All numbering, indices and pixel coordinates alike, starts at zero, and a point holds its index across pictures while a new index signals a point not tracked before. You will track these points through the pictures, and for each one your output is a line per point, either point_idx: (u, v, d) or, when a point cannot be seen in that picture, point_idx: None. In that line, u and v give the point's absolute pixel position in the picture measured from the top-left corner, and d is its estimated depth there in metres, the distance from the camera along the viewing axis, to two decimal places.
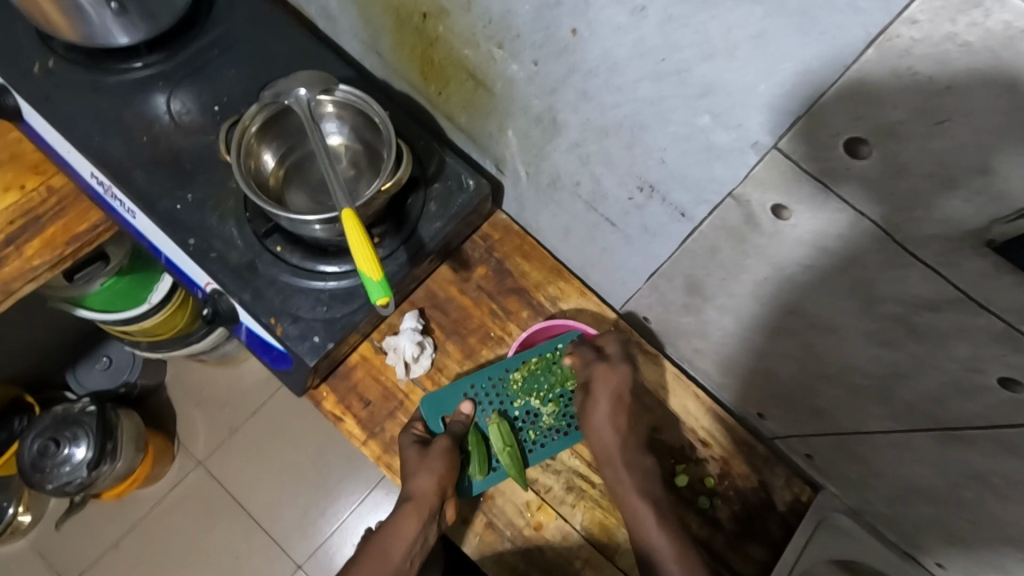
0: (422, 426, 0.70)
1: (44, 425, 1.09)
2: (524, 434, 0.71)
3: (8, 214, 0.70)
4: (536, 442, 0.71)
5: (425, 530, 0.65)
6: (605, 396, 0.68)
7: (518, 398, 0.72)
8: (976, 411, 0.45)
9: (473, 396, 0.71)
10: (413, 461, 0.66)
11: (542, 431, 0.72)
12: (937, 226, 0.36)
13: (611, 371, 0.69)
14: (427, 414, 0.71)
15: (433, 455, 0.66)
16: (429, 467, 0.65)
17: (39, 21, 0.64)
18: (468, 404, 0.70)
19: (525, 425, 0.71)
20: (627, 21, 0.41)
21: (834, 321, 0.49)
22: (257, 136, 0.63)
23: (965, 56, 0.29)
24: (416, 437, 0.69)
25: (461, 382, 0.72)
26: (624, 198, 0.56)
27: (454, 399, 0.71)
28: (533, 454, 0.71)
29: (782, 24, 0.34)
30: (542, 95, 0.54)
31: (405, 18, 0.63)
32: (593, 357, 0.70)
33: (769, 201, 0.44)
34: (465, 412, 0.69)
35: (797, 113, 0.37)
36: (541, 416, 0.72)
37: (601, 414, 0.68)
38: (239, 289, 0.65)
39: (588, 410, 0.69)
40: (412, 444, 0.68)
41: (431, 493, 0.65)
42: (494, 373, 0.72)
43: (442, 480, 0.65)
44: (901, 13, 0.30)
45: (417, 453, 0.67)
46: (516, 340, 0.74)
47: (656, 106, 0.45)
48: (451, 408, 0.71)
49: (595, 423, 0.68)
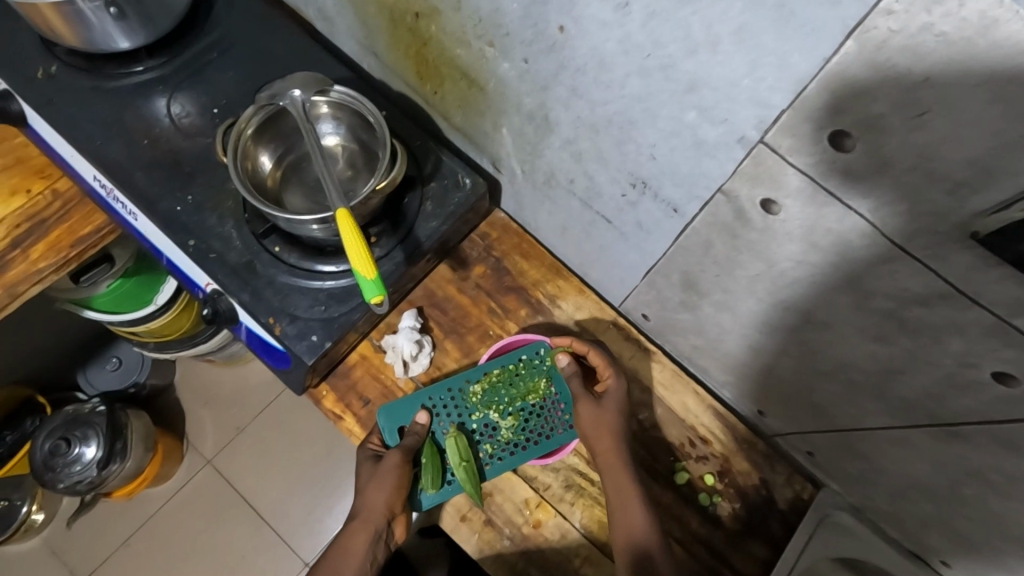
0: (378, 440, 0.69)
1: (55, 425, 1.11)
2: (481, 447, 0.70)
3: (14, 218, 0.72)
4: (494, 456, 0.70)
5: (374, 547, 0.65)
6: (621, 401, 0.69)
7: (477, 410, 0.71)
8: (971, 406, 0.44)
9: (431, 406, 0.71)
10: (364, 478, 0.66)
11: (500, 446, 0.70)
12: (926, 219, 0.36)
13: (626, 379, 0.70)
14: (384, 426, 0.69)
15: (382, 474, 0.65)
16: (377, 486, 0.65)
17: (40, 27, 0.65)
18: (424, 413, 0.69)
19: (483, 438, 0.70)
20: (612, 17, 0.41)
21: (827, 316, 0.48)
22: (254, 138, 0.64)
23: (942, 47, 0.29)
24: (372, 451, 0.68)
25: (420, 394, 0.71)
26: (617, 194, 0.56)
27: (411, 409, 0.70)
28: (489, 469, 0.69)
29: (762, 18, 0.34)
30: (533, 92, 0.54)
31: (399, 18, 0.63)
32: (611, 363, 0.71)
33: (758, 196, 0.43)
34: (420, 422, 0.69)
35: (779, 108, 0.37)
36: (500, 429, 0.70)
37: (613, 417, 0.68)
38: (238, 289, 0.65)
39: (599, 413, 0.68)
40: (367, 459, 0.67)
41: (378, 512, 0.65)
42: (453, 386, 0.71)
43: (390, 499, 0.65)
44: (876, 5, 0.29)
45: (370, 469, 0.66)
46: (486, 351, 0.74)
47: (644, 102, 0.45)
48: (408, 419, 0.70)
49: (609, 427, 0.67)
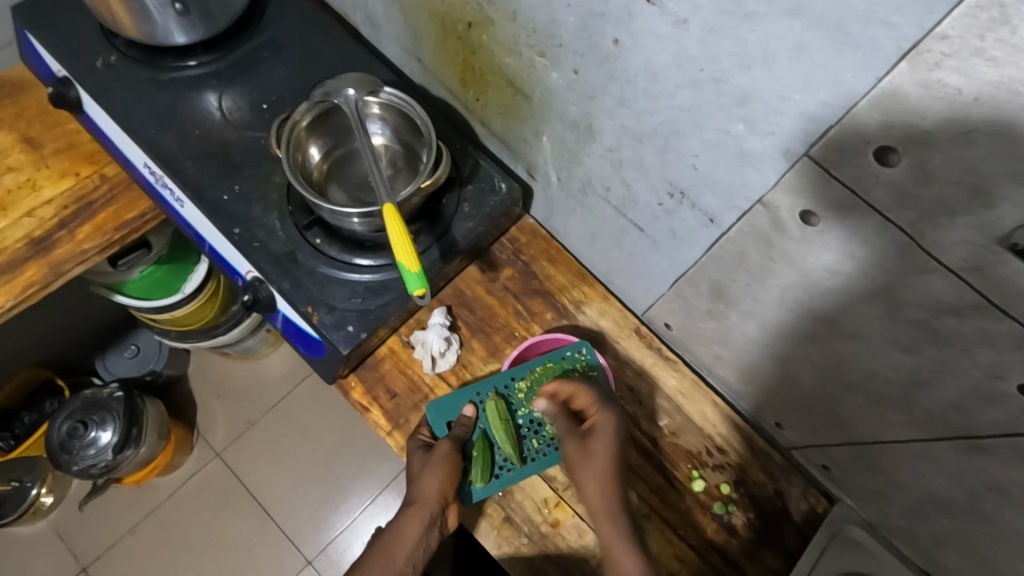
0: (428, 432, 0.71)
1: (73, 408, 1.12)
2: (527, 443, 0.71)
3: (63, 200, 0.74)
4: (540, 451, 0.71)
5: (428, 534, 0.65)
6: (603, 440, 0.66)
7: (523, 406, 0.72)
8: (994, 418, 0.46)
9: (478, 402, 0.72)
10: (417, 466, 0.67)
11: (545, 440, 0.72)
12: (964, 231, 0.38)
13: (616, 418, 0.67)
14: (433, 419, 0.72)
15: (435, 462, 0.67)
16: (431, 472, 0.66)
17: (106, 19, 0.69)
18: (471, 407, 0.71)
19: (529, 433, 0.72)
20: (669, 32, 0.44)
21: (856, 326, 0.50)
22: (307, 130, 0.67)
23: (992, 70, 0.32)
24: (421, 442, 0.70)
25: (468, 388, 0.73)
26: (654, 203, 0.59)
27: (459, 404, 0.72)
28: (536, 463, 0.71)
29: (821, 38, 0.37)
30: (580, 101, 0.57)
31: (449, 27, 0.66)
32: (605, 401, 0.68)
33: (798, 207, 0.46)
34: (469, 415, 0.71)
35: (827, 123, 0.40)
36: (545, 425, 0.72)
37: (597, 457, 0.65)
38: (279, 278, 0.68)
39: (587, 452, 0.66)
40: (417, 450, 0.69)
41: (432, 498, 0.66)
42: (499, 383, 0.73)
43: (443, 485, 0.66)
44: (932, 30, 0.33)
45: (421, 459, 0.67)
46: (509, 356, 0.75)
47: (692, 114, 0.48)
48: (457, 413, 0.72)
49: (589, 467, 0.65)
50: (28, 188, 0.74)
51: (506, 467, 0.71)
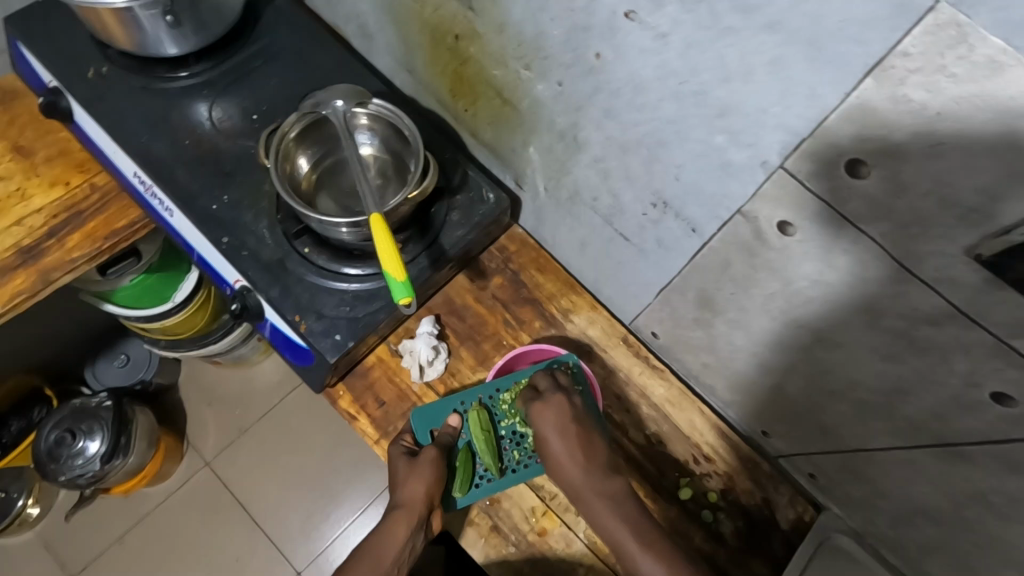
0: (411, 437, 0.71)
1: (61, 417, 1.11)
2: (509, 454, 0.72)
3: (52, 208, 0.75)
4: (521, 463, 0.72)
5: (414, 536, 0.67)
6: (551, 433, 0.68)
7: (505, 417, 0.73)
8: (973, 425, 0.47)
9: (462, 410, 0.72)
10: (402, 471, 0.67)
11: (526, 452, 0.72)
12: (936, 243, 0.39)
13: (545, 407, 0.69)
14: (416, 427, 0.72)
15: (422, 465, 0.67)
16: (417, 476, 0.66)
17: (98, 29, 0.69)
18: (456, 416, 0.71)
19: (511, 445, 0.72)
20: (651, 45, 0.45)
21: (837, 334, 0.51)
22: (296, 141, 0.68)
23: (952, 85, 0.33)
24: (405, 448, 0.70)
25: (452, 397, 0.73)
26: (639, 213, 0.60)
27: (443, 412, 0.72)
28: (516, 475, 0.71)
29: (793, 52, 0.38)
30: (566, 113, 0.58)
31: (439, 39, 0.67)
32: (530, 396, 0.71)
33: (778, 217, 0.47)
34: (454, 424, 0.71)
35: (803, 135, 0.41)
36: (527, 437, 0.73)
37: (557, 453, 0.67)
38: (268, 286, 0.68)
39: (550, 455, 0.68)
40: (401, 455, 0.69)
41: (419, 502, 0.66)
42: (484, 394, 0.73)
43: (430, 489, 0.66)
44: (895, 47, 0.34)
45: (407, 463, 0.67)
46: (497, 364, 0.76)
47: (674, 125, 0.49)
48: (440, 422, 0.72)
49: (556, 462, 0.67)
50: (18, 196, 0.74)
51: (486, 477, 0.71)
